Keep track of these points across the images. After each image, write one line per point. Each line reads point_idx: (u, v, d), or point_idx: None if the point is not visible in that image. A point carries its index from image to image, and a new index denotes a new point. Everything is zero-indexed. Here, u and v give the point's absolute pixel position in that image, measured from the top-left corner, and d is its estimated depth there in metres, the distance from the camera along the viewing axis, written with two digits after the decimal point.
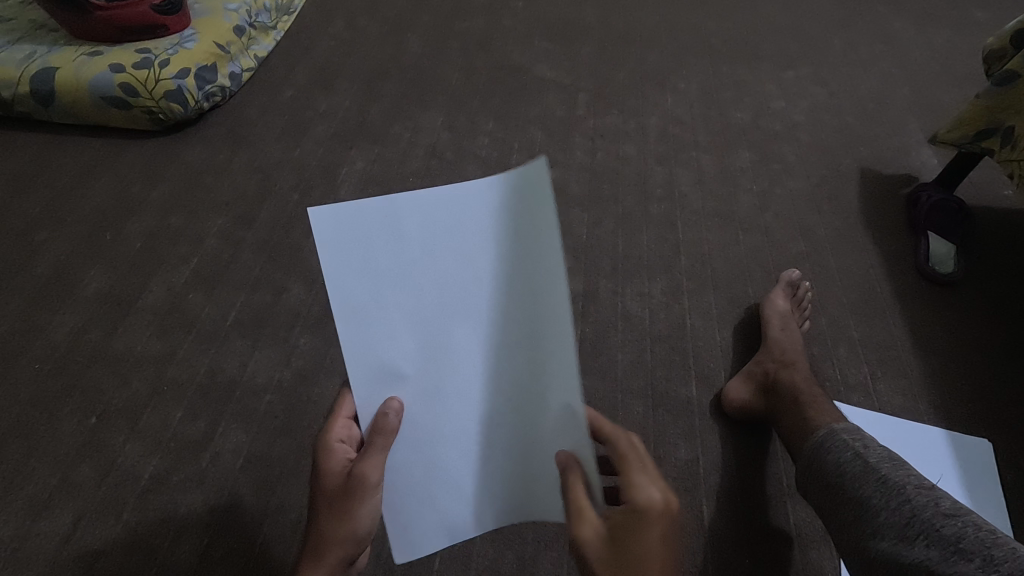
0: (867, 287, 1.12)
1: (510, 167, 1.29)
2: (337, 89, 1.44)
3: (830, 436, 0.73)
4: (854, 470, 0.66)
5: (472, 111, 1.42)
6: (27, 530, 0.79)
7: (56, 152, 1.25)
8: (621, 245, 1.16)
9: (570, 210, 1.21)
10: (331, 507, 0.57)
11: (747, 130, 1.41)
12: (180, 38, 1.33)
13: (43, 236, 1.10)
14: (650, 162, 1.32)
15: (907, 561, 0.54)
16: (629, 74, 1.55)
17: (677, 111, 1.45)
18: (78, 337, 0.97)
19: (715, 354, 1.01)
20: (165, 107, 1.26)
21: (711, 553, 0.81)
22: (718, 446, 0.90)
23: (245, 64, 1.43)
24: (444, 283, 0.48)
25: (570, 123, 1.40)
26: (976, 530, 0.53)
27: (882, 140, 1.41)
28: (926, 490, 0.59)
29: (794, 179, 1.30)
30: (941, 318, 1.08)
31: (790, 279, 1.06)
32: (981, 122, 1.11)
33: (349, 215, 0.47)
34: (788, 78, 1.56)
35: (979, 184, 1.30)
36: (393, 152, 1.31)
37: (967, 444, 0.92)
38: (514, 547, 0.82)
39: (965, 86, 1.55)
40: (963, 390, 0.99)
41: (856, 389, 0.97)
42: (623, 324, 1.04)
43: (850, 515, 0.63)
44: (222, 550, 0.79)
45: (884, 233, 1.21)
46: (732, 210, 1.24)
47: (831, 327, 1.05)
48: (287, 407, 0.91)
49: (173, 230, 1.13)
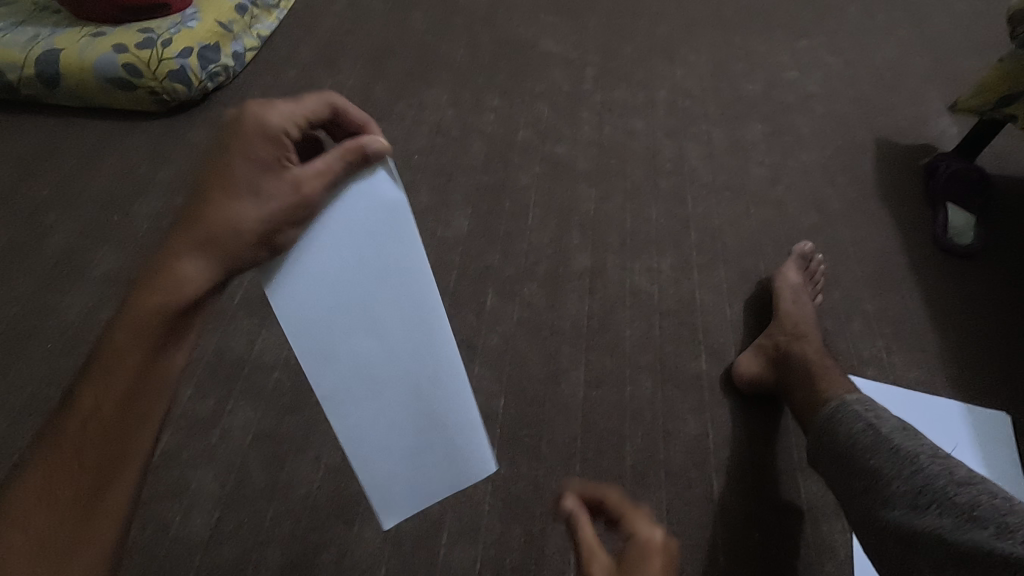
0: (882, 260, 1.09)
1: (516, 143, 1.27)
2: (341, 67, 1.43)
3: (842, 407, 0.71)
4: (866, 441, 0.64)
5: (477, 87, 1.39)
6: None
7: (62, 134, 1.25)
8: (630, 221, 1.14)
9: (578, 185, 1.19)
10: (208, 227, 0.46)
11: (759, 102, 1.38)
12: (182, 18, 1.32)
13: (52, 217, 1.11)
14: (659, 136, 1.30)
15: (919, 530, 0.53)
16: (637, 47, 1.52)
17: (687, 84, 1.42)
18: (88, 317, 0.98)
19: (726, 329, 0.99)
20: (169, 87, 1.26)
21: (720, 525, 0.80)
22: (728, 420, 0.89)
23: (248, 43, 1.42)
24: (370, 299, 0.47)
25: (577, 98, 1.38)
26: (990, 497, 0.51)
27: (900, 109, 1.36)
28: (939, 459, 0.57)
29: (808, 151, 1.27)
30: (958, 290, 1.05)
31: (802, 251, 1.04)
32: (1005, 86, 1.07)
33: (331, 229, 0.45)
34: (803, 48, 1.52)
35: (1000, 153, 1.26)
36: (397, 130, 1.29)
37: (986, 418, 0.90)
38: (521, 521, 0.80)
39: (988, 51, 1.49)
40: (980, 362, 0.97)
41: (870, 363, 0.95)
42: (631, 300, 1.02)
43: (861, 485, 0.61)
44: (234, 523, 0.80)
45: (900, 204, 1.18)
46: (743, 183, 1.21)
47: (845, 301, 1.03)
48: (295, 384, 0.92)
49: (180, 210, 1.13)
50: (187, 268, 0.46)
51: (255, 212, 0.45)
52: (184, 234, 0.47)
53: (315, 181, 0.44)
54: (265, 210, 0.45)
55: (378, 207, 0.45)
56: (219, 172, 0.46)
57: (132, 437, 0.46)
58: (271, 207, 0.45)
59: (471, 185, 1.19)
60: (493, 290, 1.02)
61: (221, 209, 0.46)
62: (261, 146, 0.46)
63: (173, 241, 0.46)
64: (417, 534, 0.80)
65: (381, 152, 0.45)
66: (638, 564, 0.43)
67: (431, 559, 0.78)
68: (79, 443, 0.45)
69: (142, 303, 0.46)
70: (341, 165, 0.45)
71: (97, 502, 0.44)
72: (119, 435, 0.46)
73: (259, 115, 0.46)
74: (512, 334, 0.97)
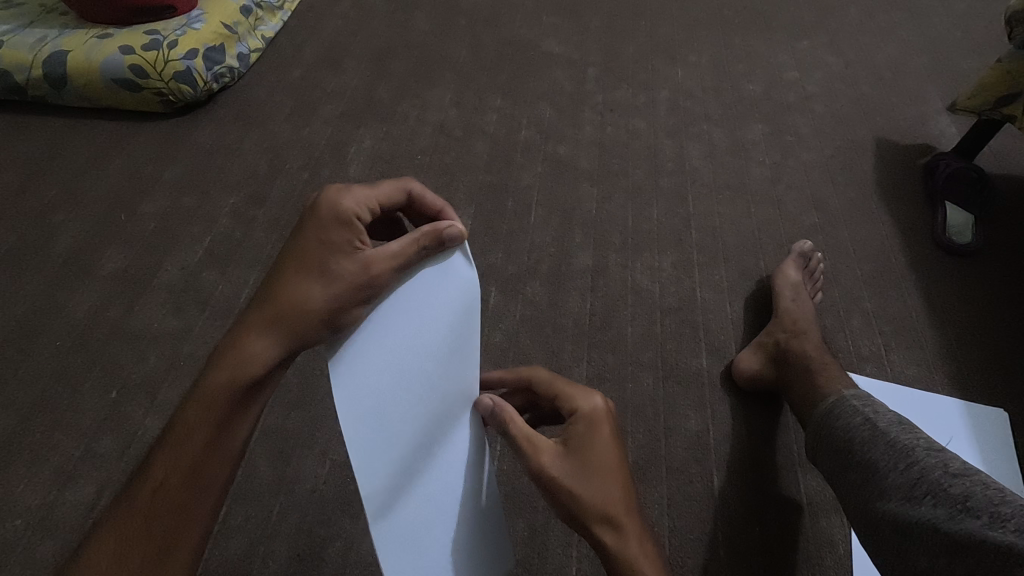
0: (882, 259, 1.10)
1: (518, 143, 1.28)
2: (345, 68, 1.44)
3: (840, 402, 0.73)
4: (863, 435, 0.66)
5: (480, 88, 1.40)
6: (54, 499, 0.81)
7: (70, 135, 1.26)
8: (631, 219, 1.15)
9: (580, 184, 1.21)
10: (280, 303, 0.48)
11: (760, 102, 1.39)
12: (188, 19, 1.34)
13: (60, 217, 1.12)
14: (660, 136, 1.31)
15: (914, 521, 0.54)
16: (639, 47, 1.53)
17: (688, 85, 1.43)
18: (96, 315, 0.99)
19: (727, 327, 1.00)
20: (175, 88, 1.27)
21: (721, 520, 0.82)
22: (729, 417, 0.90)
23: (253, 44, 1.44)
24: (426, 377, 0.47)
25: (579, 98, 1.39)
26: (983, 488, 0.52)
27: (900, 109, 1.37)
28: (935, 452, 0.58)
29: (808, 151, 1.28)
30: (956, 288, 1.06)
31: (802, 249, 1.05)
32: (1005, 86, 1.08)
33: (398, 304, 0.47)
34: (803, 48, 1.53)
35: (999, 152, 1.27)
36: (401, 130, 1.30)
37: (984, 415, 0.91)
38: (525, 515, 0.81)
39: (987, 52, 1.50)
40: (979, 360, 0.98)
41: (870, 360, 0.96)
42: (633, 297, 1.03)
43: (858, 478, 0.63)
44: (241, 518, 0.81)
45: (900, 203, 1.19)
46: (744, 182, 1.22)
47: (844, 299, 1.04)
48: (301, 381, 0.93)
49: (187, 210, 1.14)
50: (257, 346, 0.48)
51: (322, 293, 0.47)
52: (254, 310, 0.49)
53: (387, 263, 0.46)
54: (332, 289, 0.46)
55: (449, 284, 0.48)
56: (293, 251, 0.49)
57: (194, 506, 0.48)
58: (336, 289, 0.46)
59: (474, 184, 1.20)
60: (496, 289, 1.04)
61: (292, 287, 0.48)
62: (334, 229, 0.48)
63: (244, 318, 0.49)
64: None
65: (457, 237, 0.48)
66: (582, 430, 0.55)
67: None
68: (146, 511, 0.47)
69: (211, 381, 0.48)
70: (416, 249, 0.47)
71: (159, 560, 0.47)
72: (182, 510, 0.48)
73: (337, 200, 0.49)
74: (515, 332, 0.98)
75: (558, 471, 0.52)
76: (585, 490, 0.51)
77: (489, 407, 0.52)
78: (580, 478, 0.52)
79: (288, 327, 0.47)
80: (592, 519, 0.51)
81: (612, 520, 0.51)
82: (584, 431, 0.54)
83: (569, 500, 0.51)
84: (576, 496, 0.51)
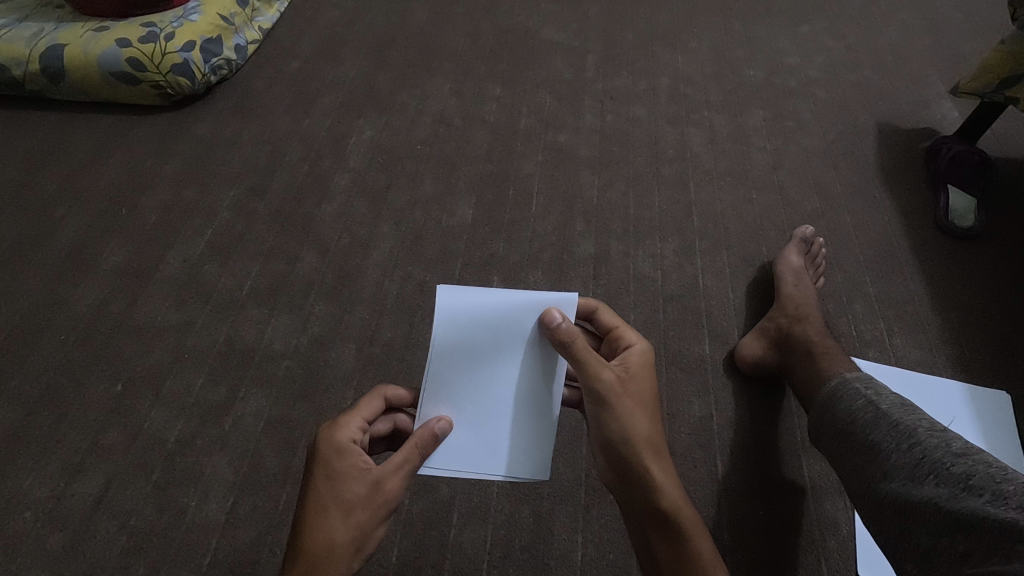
0: (884, 244, 1.10)
1: (518, 132, 1.28)
2: (344, 58, 1.43)
3: (843, 384, 0.73)
4: (866, 417, 0.66)
5: (480, 77, 1.40)
6: (62, 491, 0.82)
7: (68, 129, 1.26)
8: (633, 207, 1.15)
9: (581, 173, 1.20)
10: (322, 493, 0.53)
11: (761, 87, 1.38)
12: (184, 11, 1.33)
13: (61, 212, 1.12)
14: (661, 123, 1.30)
15: (917, 500, 0.54)
16: (638, 34, 1.52)
17: (689, 71, 1.42)
18: (100, 309, 0.99)
19: (729, 313, 1.00)
20: (173, 81, 1.26)
21: (724, 505, 0.82)
22: (731, 402, 0.91)
23: (250, 36, 1.43)
24: (508, 347, 0.60)
25: (578, 86, 1.38)
26: (987, 466, 0.52)
27: (902, 93, 1.36)
28: (937, 432, 0.58)
29: (809, 136, 1.27)
30: (959, 272, 1.06)
31: (803, 234, 1.04)
32: (1006, 69, 1.07)
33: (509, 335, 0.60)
34: (804, 33, 1.52)
35: (1001, 136, 1.26)
36: (400, 121, 1.30)
37: (988, 397, 0.91)
38: (530, 501, 0.82)
39: (989, 34, 1.49)
40: (982, 344, 0.97)
41: (872, 345, 0.97)
42: (635, 285, 1.03)
43: (861, 459, 0.63)
44: (249, 507, 0.81)
45: (902, 188, 1.19)
46: (746, 169, 1.22)
47: (847, 283, 1.04)
48: (306, 372, 0.93)
49: (188, 203, 1.14)
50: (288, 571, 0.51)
51: (343, 525, 0.52)
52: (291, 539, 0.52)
53: (394, 480, 0.54)
54: (353, 518, 0.52)
55: (533, 356, 0.60)
56: (312, 488, 0.54)
57: None
58: (360, 517, 0.52)
59: (474, 174, 1.20)
60: (498, 278, 1.04)
61: (318, 520, 0.52)
62: (351, 466, 0.54)
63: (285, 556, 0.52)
64: (430, 514, 0.81)
65: (444, 430, 0.58)
66: (635, 359, 0.62)
67: (442, 540, 0.79)
68: None
69: None
70: (419, 454, 0.56)
71: None
72: None
73: (343, 444, 0.56)
74: None
75: (622, 397, 0.58)
76: (640, 428, 0.58)
77: (561, 318, 0.57)
78: (634, 406, 0.58)
79: (316, 551, 0.51)
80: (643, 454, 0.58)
81: (660, 453, 0.59)
82: (640, 365, 0.61)
83: (624, 427, 0.58)
84: (631, 426, 0.58)
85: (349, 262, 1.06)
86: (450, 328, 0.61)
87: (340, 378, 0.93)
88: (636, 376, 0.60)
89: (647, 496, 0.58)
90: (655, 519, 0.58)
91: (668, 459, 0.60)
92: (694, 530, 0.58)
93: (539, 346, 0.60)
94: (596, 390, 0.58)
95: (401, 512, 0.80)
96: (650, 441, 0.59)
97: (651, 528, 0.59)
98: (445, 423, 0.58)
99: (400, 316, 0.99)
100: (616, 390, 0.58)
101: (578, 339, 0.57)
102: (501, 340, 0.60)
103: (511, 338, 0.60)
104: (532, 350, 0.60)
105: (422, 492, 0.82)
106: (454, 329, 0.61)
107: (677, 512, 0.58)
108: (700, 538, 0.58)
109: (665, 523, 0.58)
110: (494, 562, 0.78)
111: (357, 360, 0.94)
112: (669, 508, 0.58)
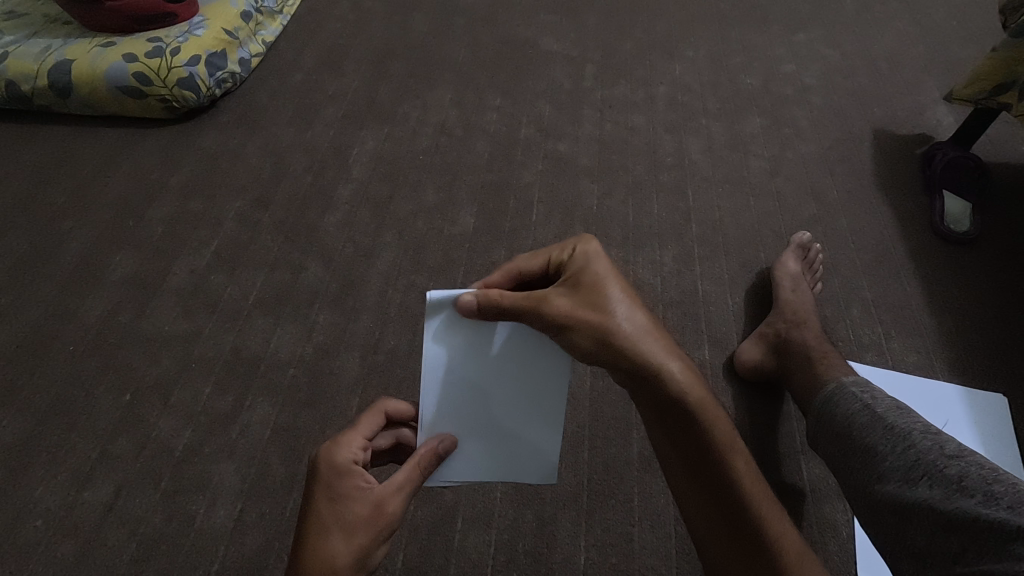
0: (881, 249, 1.11)
1: (519, 141, 1.30)
2: (346, 70, 1.45)
3: (840, 389, 0.74)
4: (862, 421, 0.67)
5: (480, 87, 1.42)
6: (73, 500, 0.83)
7: (76, 143, 1.28)
8: (632, 215, 1.16)
9: (581, 181, 1.22)
10: (324, 515, 0.53)
11: (758, 95, 1.40)
12: (190, 26, 1.35)
13: (69, 224, 1.14)
14: (660, 131, 1.32)
15: (911, 502, 0.55)
16: (636, 43, 1.54)
17: (686, 80, 1.44)
18: (108, 320, 1.01)
19: (729, 318, 1.02)
20: (178, 94, 1.28)
21: None
22: (731, 407, 0.92)
23: (254, 49, 1.45)
24: (514, 365, 0.59)
25: (578, 95, 1.40)
26: (979, 468, 0.53)
27: (897, 100, 1.38)
28: (932, 435, 0.60)
29: (806, 143, 1.29)
30: (955, 275, 1.07)
31: (801, 241, 1.06)
32: (998, 76, 1.09)
33: (517, 353, 0.59)
34: (799, 41, 1.54)
35: (996, 141, 1.28)
36: (402, 131, 1.32)
37: (983, 400, 0.93)
38: (533, 506, 0.83)
39: (983, 40, 1.51)
40: (979, 347, 0.99)
41: (870, 349, 0.98)
42: (636, 292, 1.05)
43: (857, 462, 0.64)
44: (256, 514, 0.83)
45: (898, 193, 1.20)
46: (743, 176, 1.23)
47: (844, 288, 1.05)
48: (311, 380, 0.95)
49: (193, 214, 1.16)
50: None
51: (344, 545, 0.52)
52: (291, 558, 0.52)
53: (397, 499, 0.55)
54: (355, 538, 0.52)
55: (545, 373, 0.60)
56: (316, 507, 0.53)
57: None
58: (361, 537, 0.52)
59: (475, 183, 1.21)
60: None
61: (320, 541, 0.51)
62: (354, 486, 0.54)
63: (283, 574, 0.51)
64: (435, 520, 0.82)
65: (447, 445, 0.59)
66: (581, 268, 0.58)
67: (447, 545, 0.80)
68: None
69: None
70: (421, 472, 0.57)
71: None
72: None
73: (345, 462, 0.55)
74: None
75: (575, 311, 0.55)
76: (610, 323, 0.56)
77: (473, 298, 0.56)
78: (590, 313, 0.56)
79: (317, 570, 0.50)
80: (629, 350, 0.56)
81: (642, 340, 0.56)
82: (582, 270, 0.58)
83: (594, 329, 0.55)
84: (600, 331, 0.55)
85: (353, 272, 1.07)
86: (449, 343, 0.58)
87: (345, 385, 0.94)
88: (578, 280, 0.57)
89: (651, 384, 0.56)
90: (669, 408, 0.56)
91: (653, 340, 0.57)
92: (705, 409, 0.56)
93: (550, 366, 0.59)
94: (549, 322, 0.55)
95: (406, 518, 0.82)
96: (630, 337, 0.56)
97: (666, 416, 0.57)
98: (447, 441, 0.59)
99: (403, 324, 1.01)
100: (569, 306, 0.56)
101: (502, 297, 0.56)
102: (510, 358, 0.59)
103: (520, 357, 0.59)
104: (544, 370, 0.59)
105: (427, 497, 0.84)
106: (455, 345, 0.59)
107: (683, 396, 0.56)
108: (738, 459, 0.56)
109: (676, 409, 0.56)
110: (498, 566, 0.79)
111: (361, 368, 0.96)
112: (674, 392, 0.56)
